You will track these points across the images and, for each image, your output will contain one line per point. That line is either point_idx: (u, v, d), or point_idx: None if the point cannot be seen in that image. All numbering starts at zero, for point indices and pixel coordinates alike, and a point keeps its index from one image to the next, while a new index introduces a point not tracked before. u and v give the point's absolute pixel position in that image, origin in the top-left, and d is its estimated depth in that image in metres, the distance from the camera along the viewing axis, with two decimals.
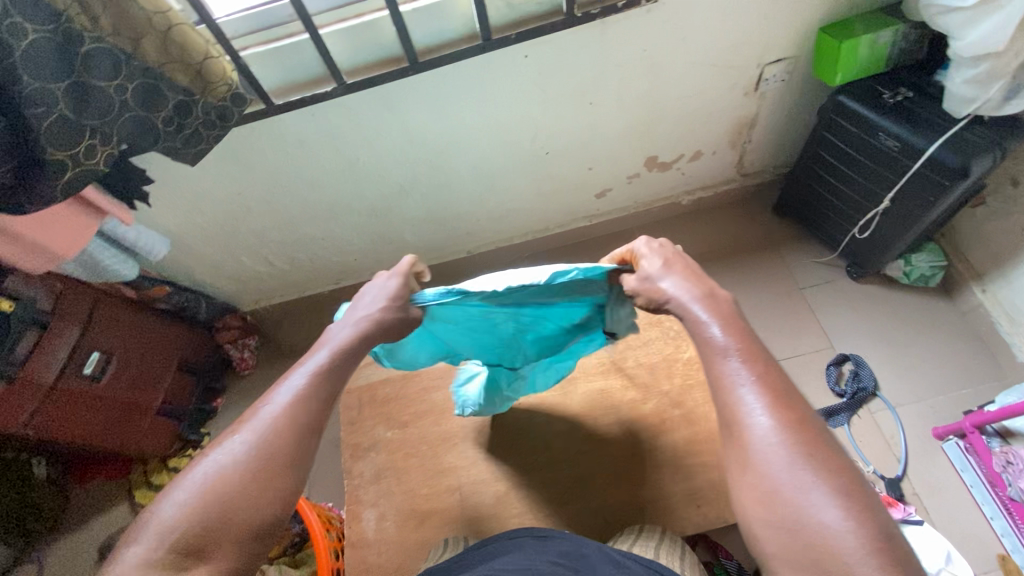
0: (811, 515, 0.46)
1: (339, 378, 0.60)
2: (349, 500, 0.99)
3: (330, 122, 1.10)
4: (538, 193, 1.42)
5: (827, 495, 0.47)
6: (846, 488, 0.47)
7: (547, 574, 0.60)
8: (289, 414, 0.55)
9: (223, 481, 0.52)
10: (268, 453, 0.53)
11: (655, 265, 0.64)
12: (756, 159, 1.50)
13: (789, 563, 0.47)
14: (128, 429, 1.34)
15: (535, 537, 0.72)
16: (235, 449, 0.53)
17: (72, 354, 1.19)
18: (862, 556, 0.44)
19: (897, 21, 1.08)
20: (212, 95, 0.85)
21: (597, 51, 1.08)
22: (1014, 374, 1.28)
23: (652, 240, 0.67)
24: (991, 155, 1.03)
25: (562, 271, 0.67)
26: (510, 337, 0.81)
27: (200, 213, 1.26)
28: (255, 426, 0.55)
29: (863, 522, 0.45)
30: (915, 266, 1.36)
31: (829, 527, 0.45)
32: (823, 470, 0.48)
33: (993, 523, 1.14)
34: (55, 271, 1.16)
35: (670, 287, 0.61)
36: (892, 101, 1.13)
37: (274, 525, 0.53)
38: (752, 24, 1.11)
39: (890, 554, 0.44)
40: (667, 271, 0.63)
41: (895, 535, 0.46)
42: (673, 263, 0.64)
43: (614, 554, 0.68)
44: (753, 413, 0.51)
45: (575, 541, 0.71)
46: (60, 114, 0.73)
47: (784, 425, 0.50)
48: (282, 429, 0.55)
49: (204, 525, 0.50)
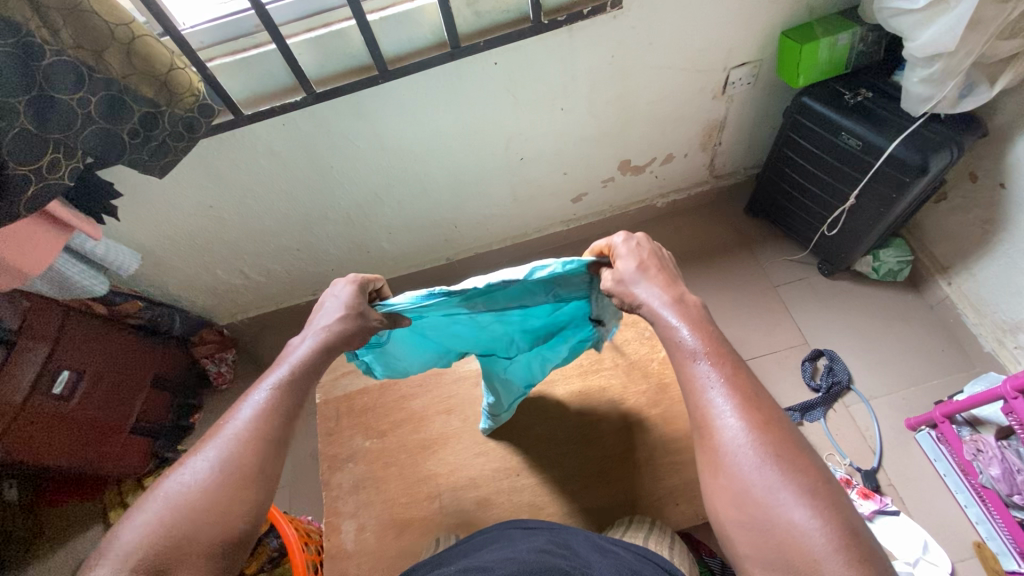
0: (780, 516, 0.48)
1: (302, 391, 0.61)
2: (327, 513, 0.98)
3: (302, 132, 1.10)
4: (514, 199, 1.43)
5: (793, 492, 0.49)
6: (810, 485, 0.49)
7: (534, 558, 0.58)
8: (254, 428, 0.56)
9: (187, 499, 0.51)
10: (232, 468, 0.53)
11: (630, 265, 0.63)
12: (727, 161, 1.53)
13: (760, 560, 0.49)
14: (101, 448, 1.31)
15: (521, 527, 0.73)
16: (200, 467, 0.53)
17: (41, 375, 1.16)
18: (828, 552, 0.46)
19: (854, 24, 1.12)
20: (179, 106, 0.85)
21: (566, 57, 1.09)
22: (982, 364, 1.31)
23: (628, 237, 0.66)
24: (948, 152, 1.06)
25: (541, 266, 0.62)
26: (494, 331, 0.77)
27: (172, 226, 1.25)
28: (220, 443, 0.55)
29: (827, 518, 0.48)
30: (883, 261, 1.39)
31: (796, 526, 0.48)
32: (789, 469, 0.50)
33: (967, 511, 1.16)
34: (22, 289, 1.13)
35: (643, 291, 0.61)
36: (854, 101, 1.16)
37: (243, 540, 0.52)
38: (716, 29, 1.13)
39: (855, 547, 0.46)
40: (641, 275, 0.62)
41: (858, 527, 0.48)
42: (649, 264, 0.64)
43: (605, 542, 0.68)
44: (722, 417, 0.53)
45: (565, 531, 0.72)
46: (21, 128, 0.72)
47: (752, 427, 0.52)
48: (246, 444, 0.55)
49: (166, 542, 0.49)
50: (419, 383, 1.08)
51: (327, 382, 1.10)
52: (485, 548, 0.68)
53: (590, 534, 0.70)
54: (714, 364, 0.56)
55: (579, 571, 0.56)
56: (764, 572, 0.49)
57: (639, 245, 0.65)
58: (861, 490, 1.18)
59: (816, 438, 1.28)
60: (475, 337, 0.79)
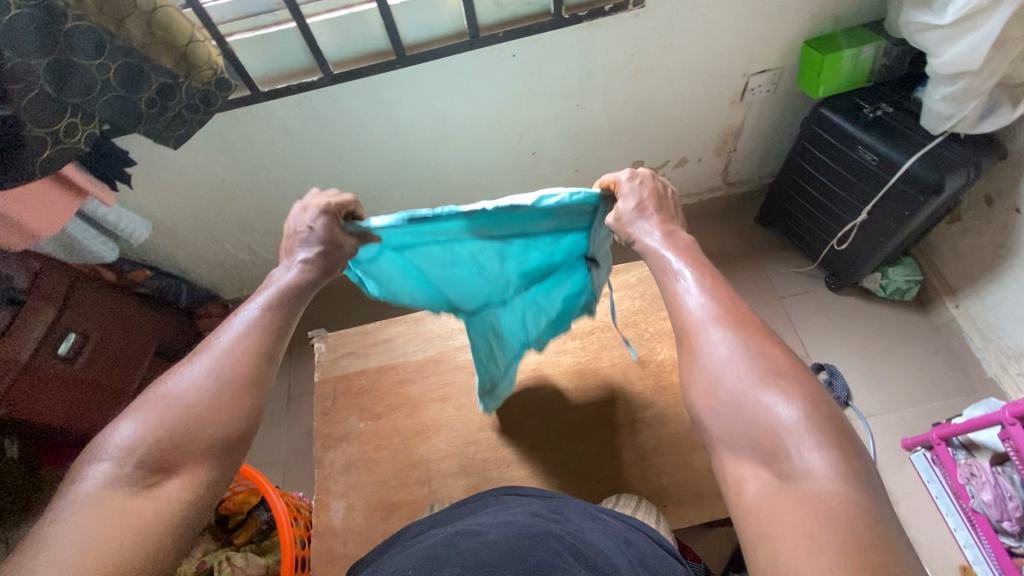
0: (749, 399, 0.48)
1: (295, 309, 0.63)
2: (318, 490, 0.99)
3: (317, 112, 1.10)
4: (524, 193, 1.44)
5: (765, 378, 0.49)
6: (783, 372, 0.49)
7: (529, 522, 0.58)
8: (249, 336, 0.58)
9: (183, 394, 0.53)
10: (223, 374, 0.55)
11: (630, 203, 0.62)
12: (741, 168, 1.52)
13: (735, 449, 0.48)
14: (104, 412, 1.33)
15: (500, 494, 0.74)
16: (195, 372, 0.55)
17: (48, 334, 1.18)
18: (797, 428, 0.45)
19: (879, 37, 1.11)
20: (197, 79, 0.86)
21: (585, 53, 1.09)
22: (984, 389, 1.30)
23: (635, 171, 0.64)
24: (966, 171, 1.05)
25: (548, 194, 0.61)
26: (495, 268, 0.76)
27: (184, 198, 1.26)
28: (214, 354, 0.56)
29: (797, 402, 0.47)
30: (892, 279, 1.37)
31: (766, 405, 0.47)
32: (764, 362, 0.50)
33: (956, 535, 1.15)
34: (33, 250, 1.15)
35: (639, 229, 0.63)
36: (872, 116, 1.15)
37: (237, 440, 0.54)
38: (738, 34, 1.13)
39: (828, 428, 0.46)
40: (641, 216, 0.62)
41: (833, 412, 0.47)
42: (650, 199, 0.63)
43: (595, 510, 0.68)
44: (699, 316, 0.54)
45: (557, 498, 0.72)
46: (41, 89, 0.72)
47: (724, 323, 0.53)
48: (240, 348, 0.57)
49: (164, 440, 0.50)
50: (417, 369, 1.09)
51: (327, 362, 1.12)
52: (478, 511, 0.68)
53: (581, 501, 0.71)
54: (698, 274, 0.57)
55: (573, 535, 0.56)
56: (737, 457, 0.48)
57: (648, 184, 0.64)
58: None
59: None
60: (474, 278, 0.78)
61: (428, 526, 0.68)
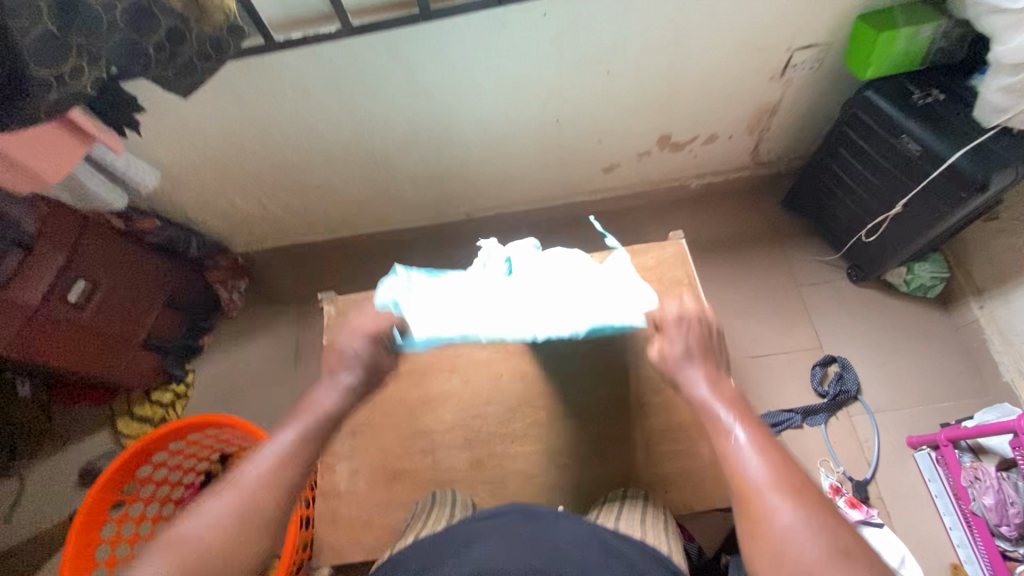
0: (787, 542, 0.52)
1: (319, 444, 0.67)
2: (323, 452, 1.01)
3: (333, 65, 1.04)
4: (544, 162, 1.38)
5: (834, 552, 0.49)
6: (853, 548, 0.50)
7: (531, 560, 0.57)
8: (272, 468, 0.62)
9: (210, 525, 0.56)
10: (245, 512, 0.58)
11: (675, 348, 0.72)
12: (772, 148, 1.45)
13: None
14: (112, 357, 1.35)
15: (520, 513, 0.72)
16: (214, 513, 0.57)
17: (57, 280, 1.18)
18: None
19: (941, 16, 1.02)
20: (208, 24, 0.82)
21: (620, 16, 1.02)
22: (996, 393, 1.29)
23: (681, 309, 0.74)
24: (1014, 169, 0.98)
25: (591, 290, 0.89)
26: None
27: (194, 147, 1.22)
28: (238, 487, 0.60)
29: (836, 551, 0.50)
30: (917, 275, 1.34)
31: None
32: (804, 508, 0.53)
33: (951, 534, 1.16)
34: (39, 193, 1.12)
35: (686, 372, 0.70)
36: (921, 102, 1.08)
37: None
38: (788, 4, 1.04)
39: None
40: (687, 361, 0.71)
41: None
42: (701, 347, 0.72)
43: (600, 532, 0.68)
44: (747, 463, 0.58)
45: (566, 518, 0.71)
46: (43, 28, 0.67)
47: (785, 487, 0.55)
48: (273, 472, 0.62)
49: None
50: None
51: (336, 325, 1.10)
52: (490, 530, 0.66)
53: (587, 522, 0.70)
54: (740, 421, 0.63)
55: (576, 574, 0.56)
56: None
57: (704, 327, 0.73)
58: (849, 499, 1.19)
59: (813, 441, 1.28)
60: None
61: (420, 568, 0.60)
